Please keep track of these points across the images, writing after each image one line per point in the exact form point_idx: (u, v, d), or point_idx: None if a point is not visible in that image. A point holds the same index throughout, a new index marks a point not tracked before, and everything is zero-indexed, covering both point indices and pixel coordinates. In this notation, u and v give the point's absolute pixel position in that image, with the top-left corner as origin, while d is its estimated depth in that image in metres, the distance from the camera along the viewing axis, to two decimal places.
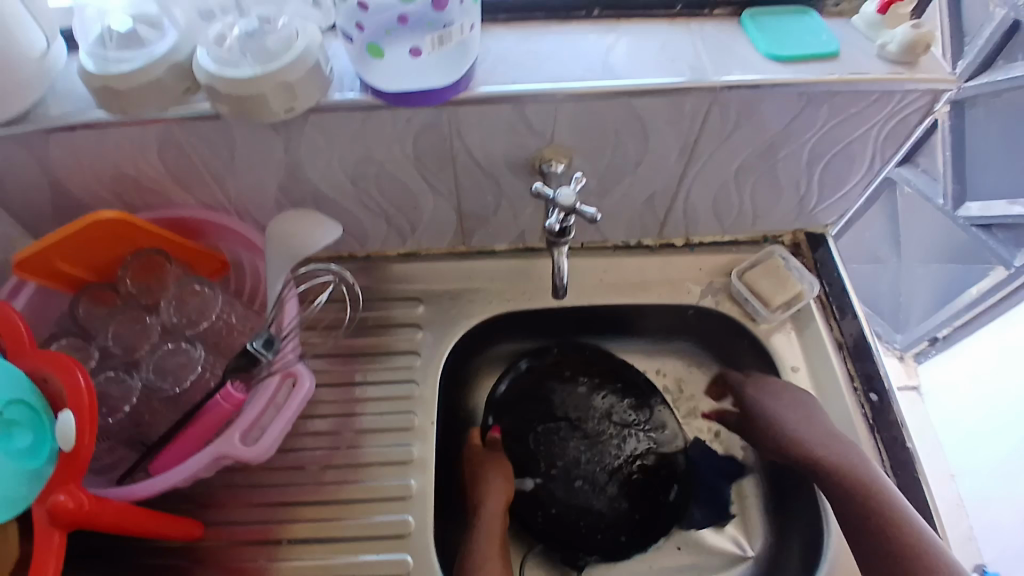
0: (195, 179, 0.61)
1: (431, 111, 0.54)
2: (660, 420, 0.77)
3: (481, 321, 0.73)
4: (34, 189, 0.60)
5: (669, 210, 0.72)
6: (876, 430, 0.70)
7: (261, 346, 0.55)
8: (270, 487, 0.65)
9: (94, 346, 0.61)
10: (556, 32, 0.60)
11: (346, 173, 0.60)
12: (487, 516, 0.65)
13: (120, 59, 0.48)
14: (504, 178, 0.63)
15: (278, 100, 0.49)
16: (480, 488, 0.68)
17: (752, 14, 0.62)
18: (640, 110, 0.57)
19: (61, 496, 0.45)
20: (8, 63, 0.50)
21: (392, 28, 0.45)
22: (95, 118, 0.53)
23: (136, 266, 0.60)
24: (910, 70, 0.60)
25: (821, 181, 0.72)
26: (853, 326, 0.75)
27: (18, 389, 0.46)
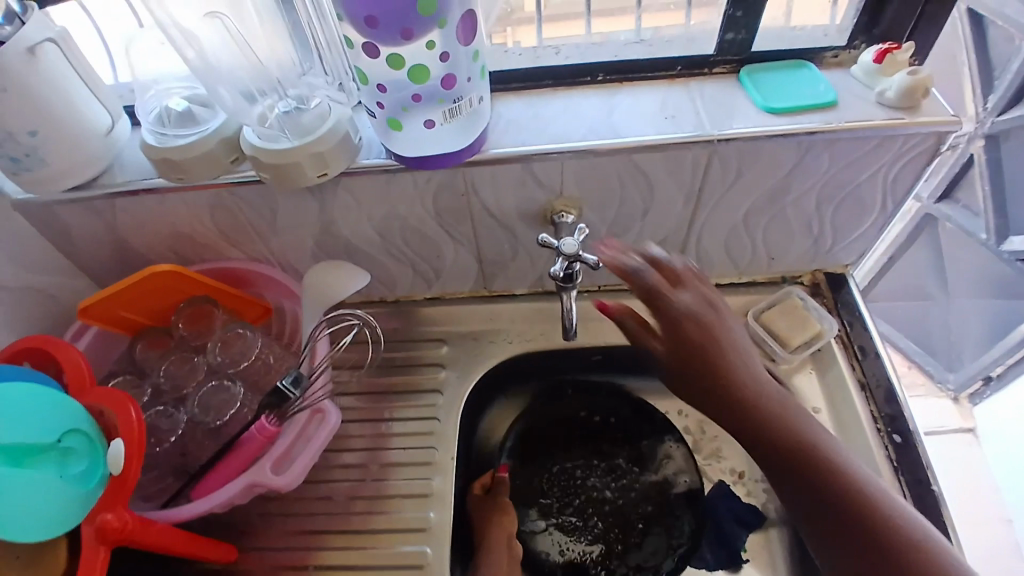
0: (241, 235, 0.68)
1: (447, 172, 0.60)
2: (667, 455, 0.76)
3: (506, 360, 0.77)
4: (106, 244, 0.69)
5: (681, 255, 0.75)
6: (900, 472, 0.68)
7: (290, 384, 0.60)
8: (303, 517, 0.69)
9: (147, 383, 0.68)
10: (564, 96, 0.65)
11: (374, 226, 0.66)
12: (497, 551, 0.67)
13: (177, 135, 0.57)
14: (518, 227, 0.67)
15: (312, 167, 0.56)
16: (492, 523, 0.69)
17: (750, 71, 0.66)
18: (640, 163, 0.61)
19: (109, 515, 0.52)
20: (83, 141, 0.59)
21: (408, 105, 0.51)
22: (155, 184, 0.61)
23: (187, 315, 0.68)
24: (910, 114, 0.62)
25: (833, 224, 0.72)
26: (876, 367, 0.74)
27: (79, 421, 0.54)
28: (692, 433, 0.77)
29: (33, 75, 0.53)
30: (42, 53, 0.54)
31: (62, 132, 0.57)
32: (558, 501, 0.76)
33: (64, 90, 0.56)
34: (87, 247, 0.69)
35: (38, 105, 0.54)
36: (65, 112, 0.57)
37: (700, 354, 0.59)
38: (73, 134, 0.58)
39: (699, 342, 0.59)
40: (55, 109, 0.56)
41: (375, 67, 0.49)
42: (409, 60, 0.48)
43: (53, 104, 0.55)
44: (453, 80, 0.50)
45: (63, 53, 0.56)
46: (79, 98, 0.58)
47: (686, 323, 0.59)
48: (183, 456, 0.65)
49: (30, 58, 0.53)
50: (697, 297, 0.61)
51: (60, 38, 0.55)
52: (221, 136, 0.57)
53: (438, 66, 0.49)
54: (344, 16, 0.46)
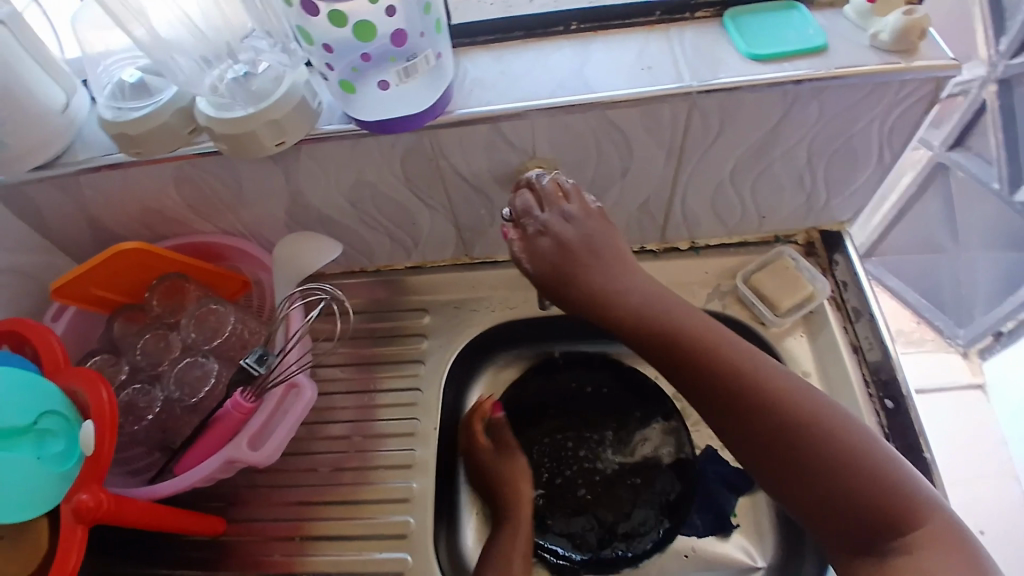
0: (211, 209, 0.67)
1: (411, 136, 0.57)
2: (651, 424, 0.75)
3: (484, 329, 0.76)
4: (76, 222, 0.68)
5: (666, 215, 0.72)
6: (891, 438, 0.66)
7: (254, 362, 0.60)
8: (292, 488, 0.70)
9: (124, 360, 0.68)
10: (535, 50, 0.62)
11: (344, 195, 0.64)
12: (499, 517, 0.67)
13: (133, 108, 0.55)
14: (492, 192, 0.65)
15: (269, 135, 0.53)
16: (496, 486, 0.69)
17: (734, 15, 0.62)
18: (614, 118, 0.58)
19: (83, 495, 0.53)
20: (42, 121, 0.57)
21: (358, 66, 0.49)
22: (116, 160, 0.60)
23: (161, 292, 0.68)
24: (905, 59, 0.57)
25: (825, 178, 0.68)
26: (868, 328, 0.72)
27: (53, 402, 0.54)
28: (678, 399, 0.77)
29: None
30: None
31: (19, 111, 0.55)
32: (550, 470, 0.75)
33: (16, 69, 0.54)
34: (59, 225, 0.68)
35: None
36: (21, 92, 0.55)
37: (563, 272, 0.57)
38: (30, 112, 0.56)
39: (557, 261, 0.57)
40: (10, 88, 0.54)
41: (318, 27, 0.46)
42: (351, 16, 0.45)
43: (8, 82, 0.53)
44: (404, 36, 0.48)
45: (12, 34, 0.54)
46: (31, 76, 0.56)
47: (539, 243, 0.58)
48: (163, 433, 0.66)
49: None
50: (575, 214, 0.58)
51: (8, 19, 0.53)
52: (177, 106, 0.55)
53: (385, 21, 0.47)
54: None
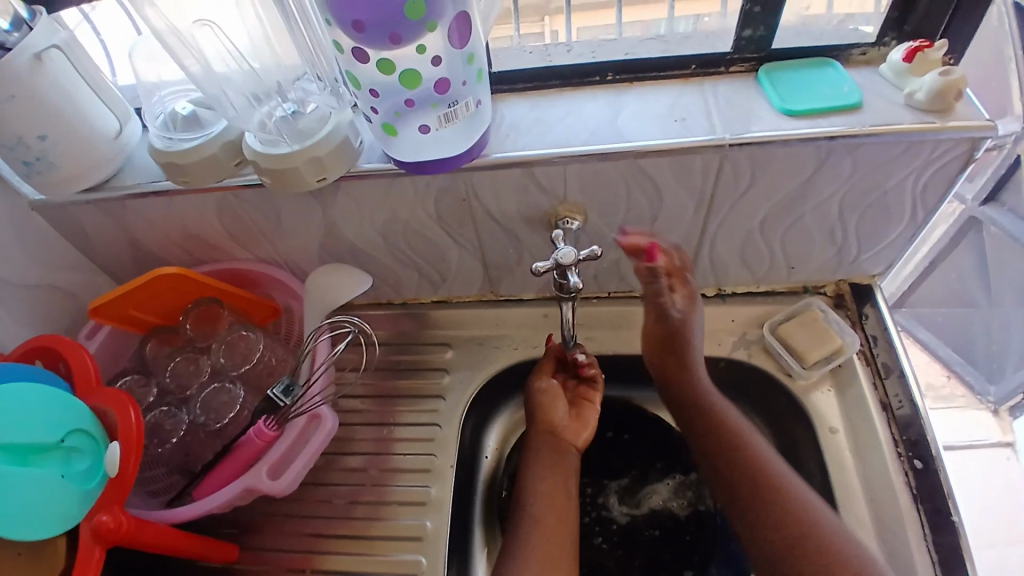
0: (249, 237, 0.68)
1: (446, 177, 0.59)
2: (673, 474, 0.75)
3: (505, 367, 0.76)
4: (119, 244, 0.70)
5: (694, 261, 0.72)
6: (919, 500, 0.65)
7: (281, 393, 0.61)
8: (305, 518, 0.70)
9: (154, 383, 0.69)
10: (569, 99, 0.63)
11: (377, 231, 0.66)
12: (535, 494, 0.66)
13: (183, 139, 0.57)
14: (522, 233, 0.66)
15: (310, 172, 0.55)
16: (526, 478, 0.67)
17: (768, 70, 0.63)
18: (646, 168, 0.59)
19: (104, 516, 0.54)
20: (92, 146, 0.60)
21: (401, 110, 0.50)
22: (162, 187, 0.62)
23: (195, 316, 0.69)
24: (941, 118, 0.57)
25: (857, 232, 0.68)
26: (898, 386, 0.71)
27: (82, 421, 0.55)
28: None
29: (36, 79, 0.54)
30: (48, 59, 0.54)
31: (70, 135, 0.58)
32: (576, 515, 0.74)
33: (70, 93, 0.57)
34: (102, 246, 0.71)
35: (45, 108, 0.55)
36: (73, 115, 0.57)
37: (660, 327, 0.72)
38: (81, 136, 0.58)
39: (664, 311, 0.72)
40: (60, 111, 0.56)
41: (366, 73, 0.48)
42: (398, 65, 0.47)
43: (61, 108, 0.56)
44: (447, 83, 0.49)
45: (68, 58, 0.56)
46: (85, 100, 0.58)
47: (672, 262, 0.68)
48: (185, 456, 0.66)
49: (36, 63, 0.54)
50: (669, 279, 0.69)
51: (66, 44, 0.56)
52: (224, 140, 0.57)
53: (430, 70, 0.48)
54: (334, 21, 0.45)
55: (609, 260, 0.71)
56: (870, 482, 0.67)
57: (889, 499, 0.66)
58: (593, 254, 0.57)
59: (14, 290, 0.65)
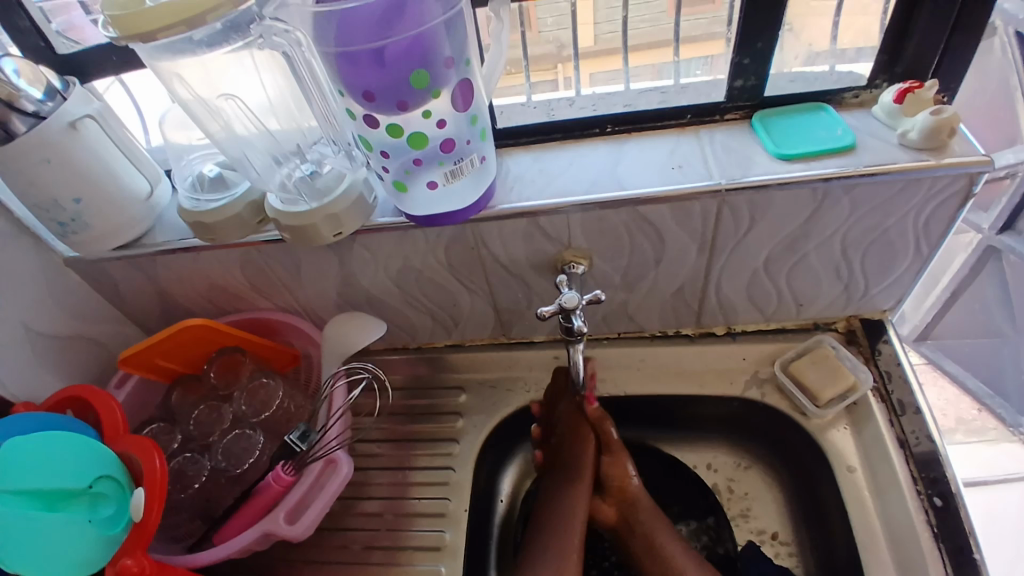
0: (271, 288, 0.72)
1: (456, 227, 0.62)
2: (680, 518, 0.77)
3: (520, 409, 0.77)
4: (149, 297, 0.74)
5: (701, 301, 0.73)
6: (940, 539, 0.63)
7: (297, 438, 0.64)
8: (323, 563, 0.70)
9: (178, 430, 0.72)
10: (571, 150, 0.67)
11: (391, 279, 0.69)
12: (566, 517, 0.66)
13: (209, 200, 0.61)
14: (530, 278, 0.68)
15: (327, 227, 0.58)
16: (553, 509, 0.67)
17: (762, 116, 0.66)
18: (647, 214, 0.61)
19: (128, 560, 0.55)
20: (125, 208, 0.64)
21: (411, 169, 0.54)
22: (189, 244, 0.66)
23: (219, 364, 0.72)
24: (936, 156, 0.59)
25: (863, 269, 0.69)
26: (915, 423, 0.70)
27: (108, 467, 0.57)
28: (720, 491, 0.78)
29: (72, 148, 0.59)
30: (82, 127, 0.59)
31: (103, 197, 0.62)
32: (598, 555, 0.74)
33: (103, 158, 0.61)
34: (133, 299, 0.75)
35: (78, 173, 0.60)
36: (108, 180, 0.62)
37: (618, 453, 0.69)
38: (115, 198, 0.63)
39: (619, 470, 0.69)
40: (94, 174, 0.60)
41: (376, 136, 0.51)
42: (406, 128, 0.50)
43: (96, 174, 0.61)
44: (452, 143, 0.53)
45: (102, 127, 0.61)
46: (120, 166, 0.63)
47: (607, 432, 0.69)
48: (206, 501, 0.68)
49: (70, 131, 0.58)
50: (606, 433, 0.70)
51: (98, 114, 0.61)
52: (248, 200, 0.61)
53: (436, 132, 0.51)
54: (346, 91, 0.48)
55: (616, 301, 0.73)
56: (890, 521, 0.66)
57: (909, 539, 0.64)
58: (595, 298, 0.59)
59: (48, 342, 0.69)
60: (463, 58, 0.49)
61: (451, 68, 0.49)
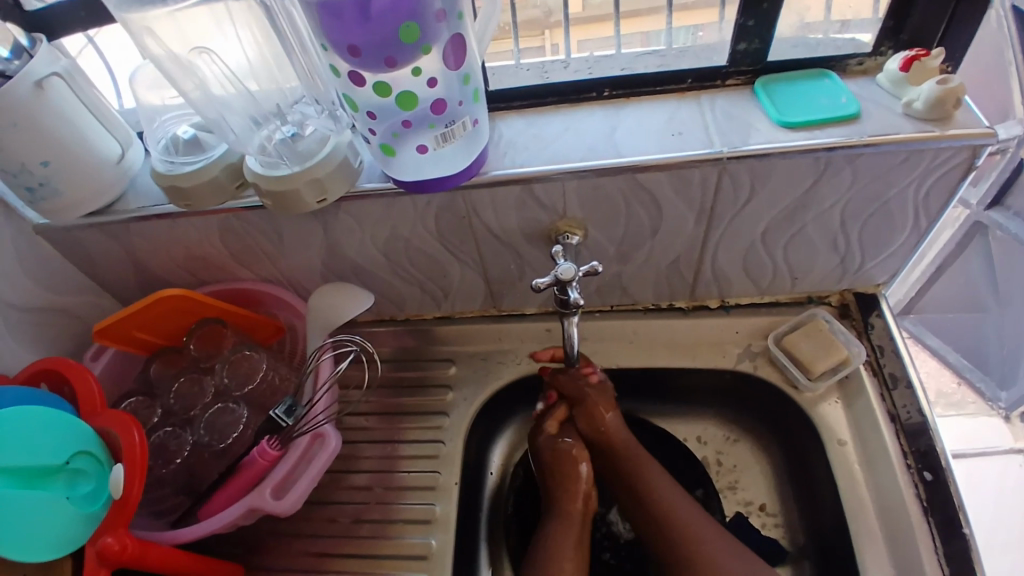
0: (253, 258, 0.69)
1: (446, 195, 0.59)
2: None
3: (510, 382, 0.76)
4: (125, 266, 0.71)
5: (696, 273, 0.72)
6: (930, 513, 0.64)
7: (282, 413, 0.62)
8: (312, 537, 0.69)
9: (158, 404, 0.70)
10: (566, 115, 0.64)
11: (379, 249, 0.66)
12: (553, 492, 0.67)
13: (185, 163, 0.58)
14: (523, 248, 0.66)
15: (310, 193, 0.55)
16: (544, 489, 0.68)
17: (764, 83, 0.63)
18: (644, 182, 0.59)
19: (109, 539, 0.53)
20: (95, 172, 0.60)
21: (399, 132, 0.51)
22: (166, 211, 0.63)
23: (200, 336, 0.70)
24: (942, 126, 0.57)
25: (860, 241, 0.67)
26: (907, 397, 0.69)
27: (86, 443, 0.55)
28: (709, 464, 0.78)
29: (37, 108, 0.55)
30: (49, 87, 0.55)
31: (73, 161, 0.58)
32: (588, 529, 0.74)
33: (71, 120, 0.57)
34: (107, 268, 0.72)
35: (44, 135, 0.56)
36: (76, 142, 0.58)
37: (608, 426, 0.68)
38: (86, 162, 0.59)
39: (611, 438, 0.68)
40: (62, 136, 0.57)
41: (363, 95, 0.48)
42: (395, 87, 0.48)
43: (64, 136, 0.57)
44: (443, 104, 0.50)
45: (70, 86, 0.57)
46: (88, 127, 0.59)
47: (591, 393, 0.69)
48: (189, 476, 0.66)
49: (37, 91, 0.54)
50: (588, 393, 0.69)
51: (67, 72, 0.57)
52: (225, 163, 0.58)
53: (426, 92, 0.49)
54: (330, 46, 0.45)
55: (610, 273, 0.72)
56: (881, 494, 0.66)
57: (899, 511, 0.64)
58: (592, 270, 0.57)
59: (20, 314, 0.66)
60: (455, 12, 0.46)
61: (443, 22, 0.46)
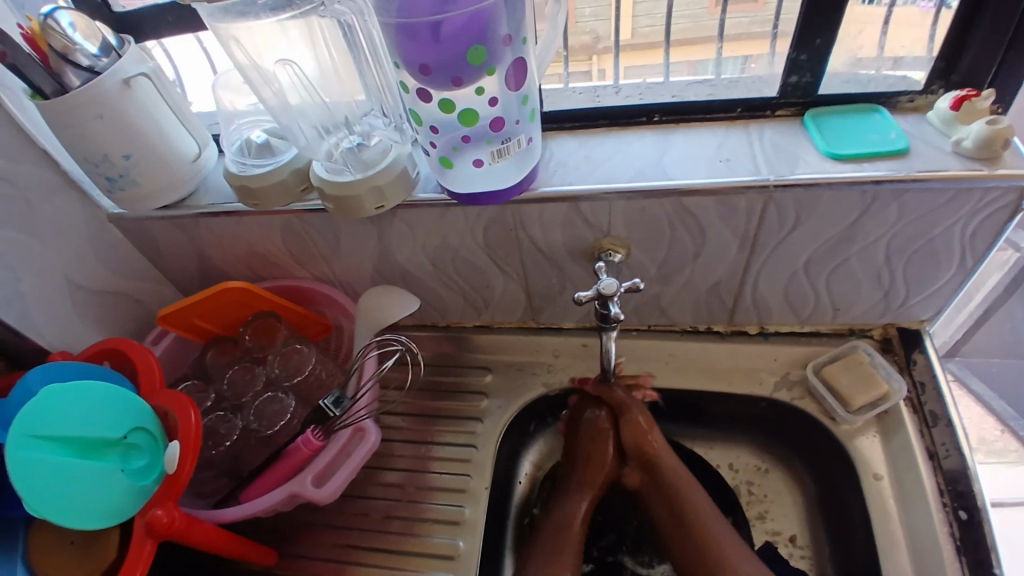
0: (309, 258, 0.73)
1: (496, 208, 0.62)
2: None
3: (545, 393, 0.78)
4: (189, 257, 0.76)
5: (736, 299, 0.73)
6: (961, 552, 0.63)
7: (331, 403, 0.65)
8: (343, 529, 0.72)
9: (211, 389, 0.73)
10: (616, 138, 0.66)
11: (427, 256, 0.69)
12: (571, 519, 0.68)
13: (256, 165, 0.62)
14: (565, 264, 0.68)
15: (370, 199, 0.59)
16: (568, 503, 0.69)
17: (814, 115, 0.64)
18: (690, 206, 0.61)
19: (158, 512, 0.56)
20: (171, 167, 0.65)
21: (458, 146, 0.54)
22: (233, 208, 0.67)
23: (255, 327, 0.74)
24: (990, 166, 0.57)
25: (905, 276, 0.67)
26: (945, 436, 0.68)
27: (144, 420, 0.59)
28: (740, 493, 0.77)
29: (124, 104, 0.60)
30: (135, 85, 0.60)
31: (151, 155, 0.63)
32: (614, 543, 0.75)
33: (153, 117, 0.62)
34: (172, 258, 0.76)
35: (129, 131, 0.61)
36: (156, 137, 0.63)
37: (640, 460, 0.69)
38: (162, 157, 0.64)
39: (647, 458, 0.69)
40: (143, 132, 0.62)
41: (427, 110, 0.52)
42: (458, 104, 0.51)
43: (145, 132, 0.62)
44: (502, 122, 0.53)
45: (155, 86, 0.62)
46: (168, 126, 0.64)
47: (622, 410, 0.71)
48: (235, 460, 0.70)
49: (124, 88, 0.59)
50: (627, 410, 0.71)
51: (153, 73, 0.62)
52: (294, 167, 0.62)
53: (487, 110, 0.52)
54: (402, 64, 0.49)
55: (649, 293, 0.73)
56: (913, 530, 0.65)
57: (931, 548, 0.63)
58: (633, 287, 0.59)
59: (94, 295, 0.72)
60: (519, 37, 0.49)
61: (508, 46, 0.49)
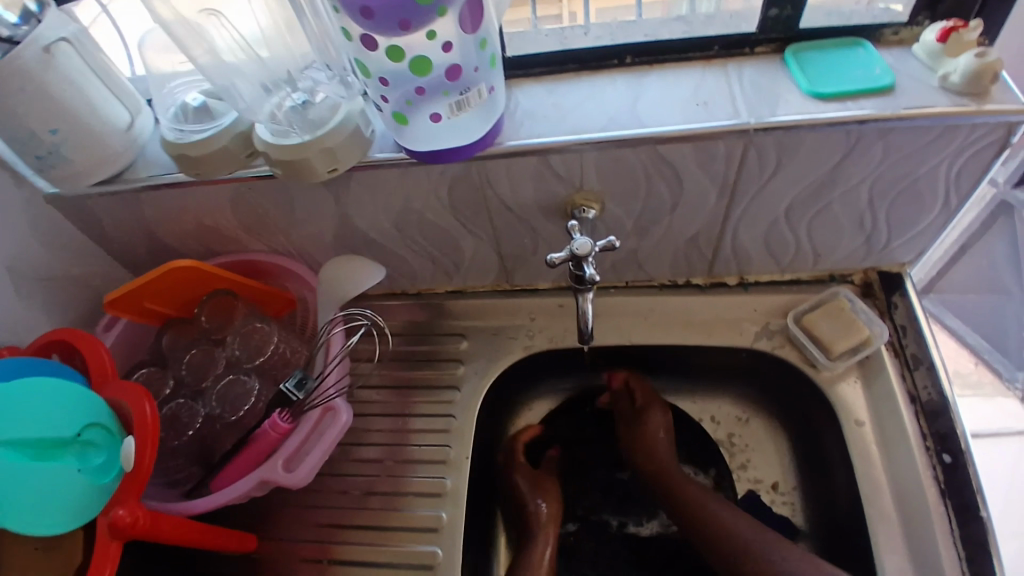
0: (264, 229, 0.68)
1: (460, 166, 0.58)
2: None
3: (522, 357, 0.75)
4: (136, 235, 0.70)
5: (715, 250, 0.70)
6: (946, 496, 0.63)
7: (293, 386, 0.61)
8: (320, 508, 0.70)
9: (169, 375, 0.70)
10: (586, 83, 0.62)
11: (390, 220, 0.65)
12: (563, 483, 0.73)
13: (194, 131, 0.57)
14: (537, 222, 0.65)
15: (322, 162, 0.54)
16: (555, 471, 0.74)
17: (795, 51, 0.60)
18: (666, 155, 0.57)
19: (120, 511, 0.53)
20: (104, 140, 0.59)
21: (413, 99, 0.49)
22: (176, 179, 0.62)
23: (211, 306, 0.69)
24: (978, 101, 0.54)
25: (888, 218, 0.65)
26: (927, 379, 0.68)
27: (98, 414, 0.55)
28: (721, 443, 0.79)
29: (44, 74, 0.53)
30: (57, 52, 0.54)
31: (81, 128, 0.57)
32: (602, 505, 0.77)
33: (79, 86, 0.56)
34: (117, 237, 0.71)
35: (52, 103, 0.55)
36: (84, 108, 0.57)
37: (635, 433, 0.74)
38: (93, 130, 0.58)
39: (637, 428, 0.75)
40: (69, 104, 0.55)
41: (375, 60, 0.47)
42: (408, 52, 0.46)
43: (72, 103, 0.56)
44: (459, 70, 0.48)
45: (77, 52, 0.56)
46: (97, 94, 0.58)
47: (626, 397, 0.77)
48: (202, 445, 0.67)
49: (46, 56, 0.53)
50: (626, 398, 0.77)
51: (74, 37, 0.55)
52: (237, 131, 0.57)
53: (441, 57, 0.47)
54: (342, 9, 0.44)
55: (627, 248, 0.70)
56: (896, 475, 0.65)
57: (915, 492, 0.64)
58: (609, 245, 0.56)
59: (36, 283, 0.66)
60: None
61: None
